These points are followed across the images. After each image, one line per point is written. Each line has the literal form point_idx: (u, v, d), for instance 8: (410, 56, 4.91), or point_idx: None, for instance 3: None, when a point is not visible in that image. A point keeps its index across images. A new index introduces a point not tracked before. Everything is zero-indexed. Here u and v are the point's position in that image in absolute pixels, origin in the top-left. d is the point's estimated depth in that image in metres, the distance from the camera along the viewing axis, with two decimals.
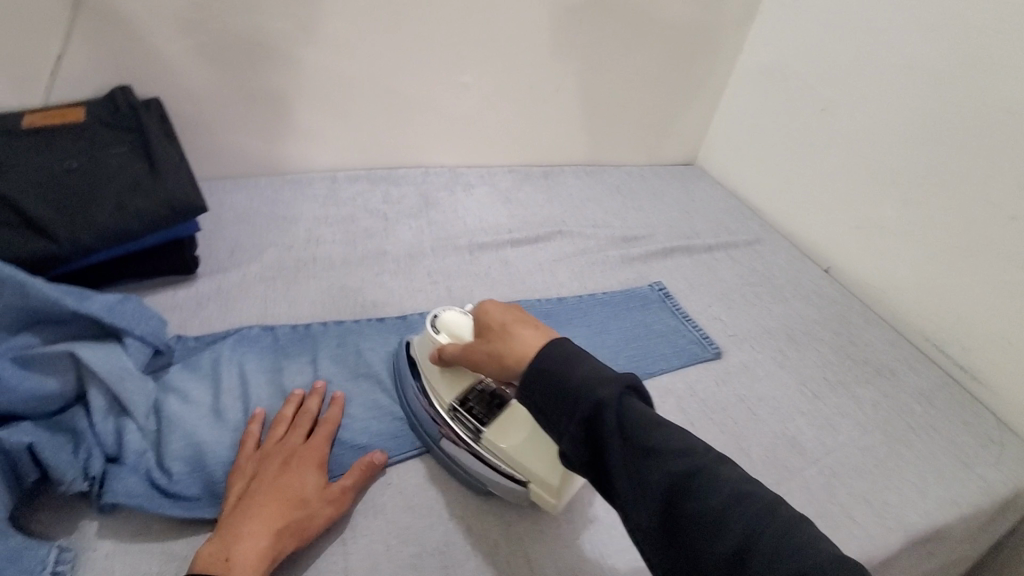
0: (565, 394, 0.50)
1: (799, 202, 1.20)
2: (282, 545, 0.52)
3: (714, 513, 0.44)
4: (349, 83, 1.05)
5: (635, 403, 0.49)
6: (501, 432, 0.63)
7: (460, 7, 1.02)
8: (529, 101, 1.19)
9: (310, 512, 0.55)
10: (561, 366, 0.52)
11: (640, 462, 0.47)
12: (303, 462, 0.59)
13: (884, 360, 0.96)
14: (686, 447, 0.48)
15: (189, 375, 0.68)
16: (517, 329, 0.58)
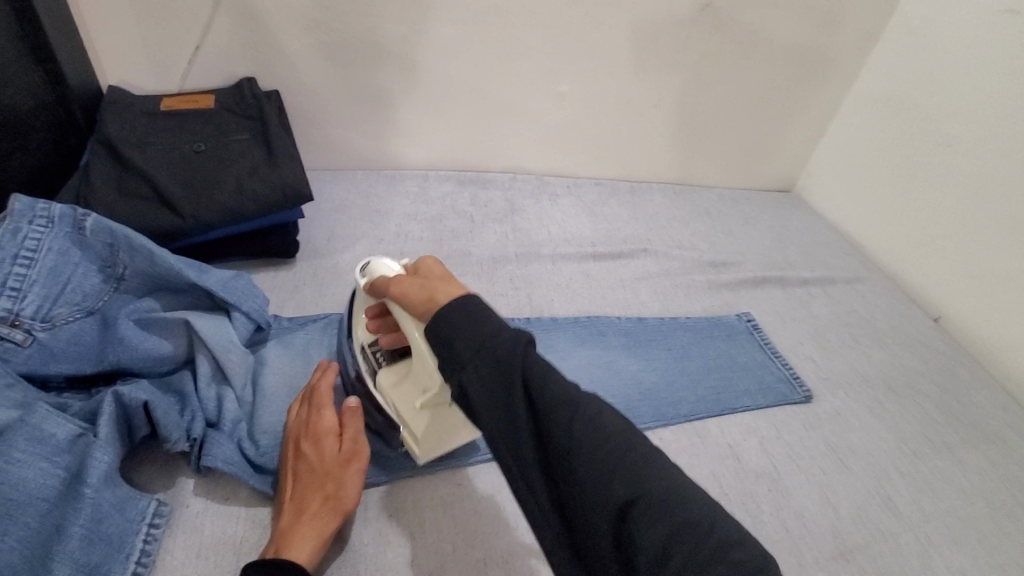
0: (477, 335, 0.45)
1: (909, 242, 1.11)
2: (324, 519, 0.54)
3: (638, 482, 0.39)
4: (449, 86, 1.07)
5: (534, 357, 0.44)
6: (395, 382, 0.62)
7: (565, 18, 1.03)
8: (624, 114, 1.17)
9: (335, 481, 0.55)
10: (473, 318, 0.46)
11: (555, 421, 0.42)
12: (312, 437, 0.57)
13: (1002, 427, 0.86)
14: (590, 403, 0.42)
15: (282, 354, 0.71)
16: (441, 283, 0.54)
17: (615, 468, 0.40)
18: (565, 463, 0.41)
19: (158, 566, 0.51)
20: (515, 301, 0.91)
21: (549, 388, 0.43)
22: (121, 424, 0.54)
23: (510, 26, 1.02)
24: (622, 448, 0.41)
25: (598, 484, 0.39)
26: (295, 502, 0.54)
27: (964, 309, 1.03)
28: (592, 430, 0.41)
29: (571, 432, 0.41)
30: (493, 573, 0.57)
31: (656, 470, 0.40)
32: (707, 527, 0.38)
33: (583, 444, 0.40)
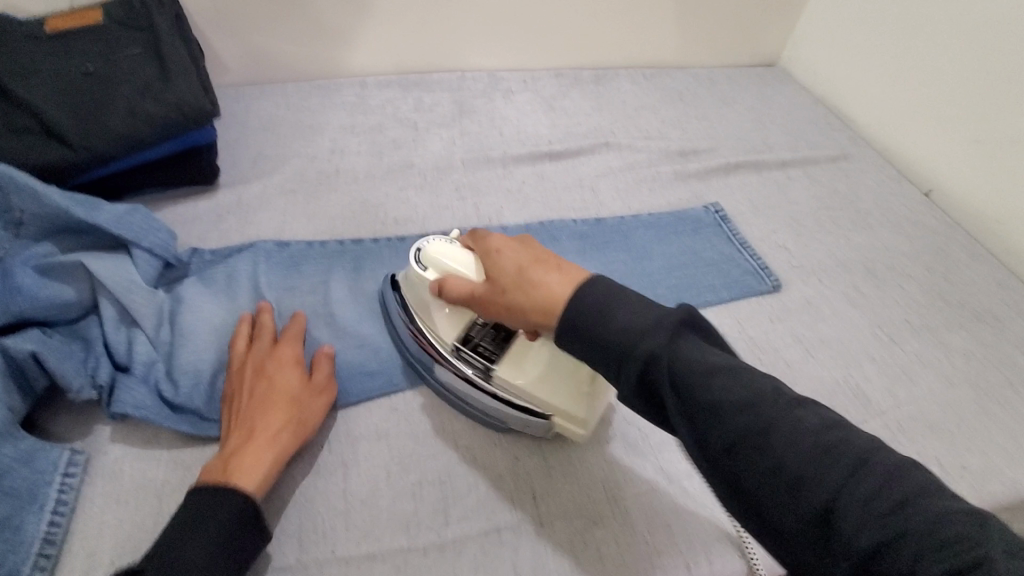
0: (614, 347, 0.44)
1: (905, 108, 0.99)
2: (283, 446, 0.52)
3: (873, 512, 0.35)
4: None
5: (690, 346, 0.43)
6: (516, 370, 0.57)
7: None
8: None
9: (301, 408, 0.55)
10: (603, 308, 0.45)
11: (739, 441, 0.40)
12: (278, 366, 0.57)
13: (990, 303, 0.80)
14: (784, 404, 0.40)
15: (203, 287, 0.66)
16: (539, 274, 0.49)
17: (805, 470, 0.38)
18: (767, 488, 0.39)
19: (77, 515, 0.50)
20: (462, 213, 0.84)
21: (722, 397, 0.41)
22: (14, 377, 0.52)
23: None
24: (849, 469, 0.37)
25: (788, 480, 0.38)
26: (250, 424, 0.52)
27: (958, 179, 0.93)
28: (792, 446, 0.39)
29: (772, 449, 0.39)
30: (429, 496, 0.55)
31: (864, 474, 0.37)
32: (966, 564, 0.33)
33: (790, 473, 0.38)
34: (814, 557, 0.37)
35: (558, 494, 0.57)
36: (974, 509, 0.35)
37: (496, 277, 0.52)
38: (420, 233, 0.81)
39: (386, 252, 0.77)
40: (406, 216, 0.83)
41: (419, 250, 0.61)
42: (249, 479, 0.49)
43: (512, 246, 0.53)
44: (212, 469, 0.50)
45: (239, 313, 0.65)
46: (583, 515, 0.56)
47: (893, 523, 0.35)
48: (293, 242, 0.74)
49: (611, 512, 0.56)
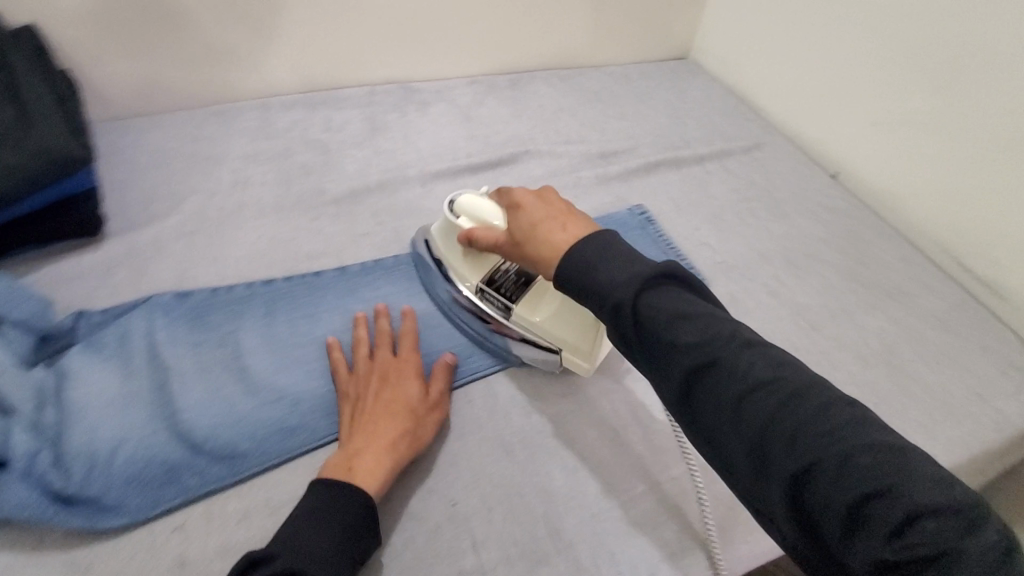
0: (600, 293, 0.46)
1: (809, 95, 1.03)
2: (398, 455, 0.54)
3: (808, 441, 0.38)
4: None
5: (666, 294, 0.45)
6: (532, 309, 0.65)
7: None
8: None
9: (417, 421, 0.57)
10: (585, 267, 0.47)
11: (700, 372, 0.42)
12: (400, 376, 0.60)
13: (898, 280, 0.84)
14: (738, 349, 0.42)
15: (90, 355, 0.60)
16: (549, 229, 0.53)
17: (746, 397, 0.40)
18: (717, 414, 0.41)
19: None
20: (381, 239, 0.80)
21: (684, 338, 0.42)
22: None
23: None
24: (795, 405, 0.39)
25: (731, 410, 0.41)
26: (371, 432, 0.55)
27: (861, 160, 0.97)
28: (741, 383, 0.41)
29: (726, 381, 0.41)
30: None
31: (813, 420, 0.38)
32: (884, 492, 0.35)
33: (741, 403, 0.41)
34: (751, 478, 0.40)
35: (498, 536, 0.55)
36: (906, 445, 0.37)
37: (513, 229, 0.57)
38: (336, 266, 0.76)
39: (302, 292, 0.71)
40: (321, 248, 0.78)
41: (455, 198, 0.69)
42: (367, 481, 0.52)
43: (531, 199, 0.57)
44: (337, 467, 0.53)
45: (132, 381, 0.59)
46: (525, 555, 0.54)
47: (824, 453, 0.37)
48: (195, 295, 0.68)
49: (554, 548, 0.54)
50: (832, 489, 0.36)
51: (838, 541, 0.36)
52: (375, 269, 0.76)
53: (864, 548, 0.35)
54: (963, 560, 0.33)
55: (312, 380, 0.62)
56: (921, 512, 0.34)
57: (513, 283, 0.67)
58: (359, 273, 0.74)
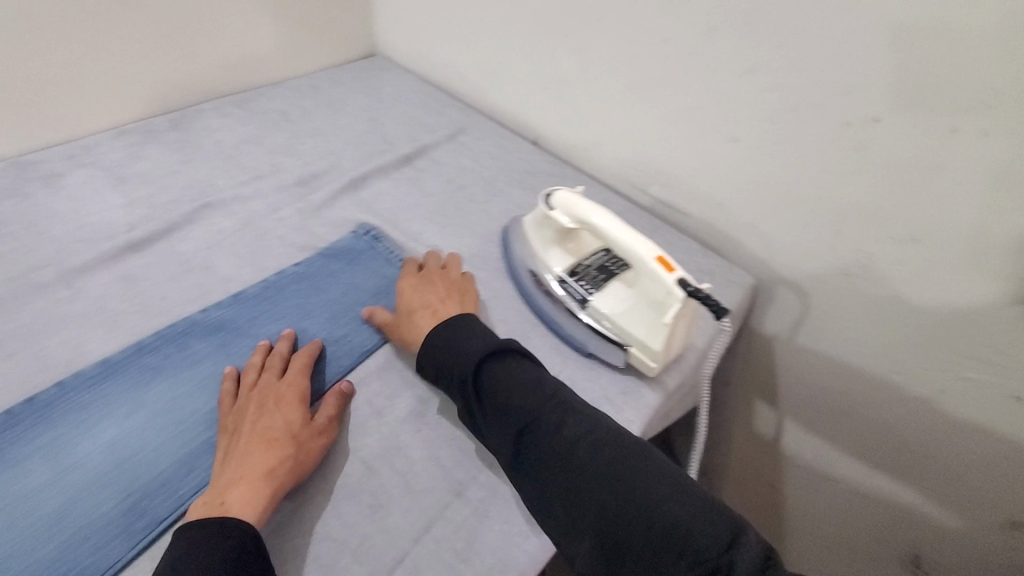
0: (456, 375, 0.50)
1: None
2: (278, 482, 0.45)
3: (616, 488, 0.43)
4: (131, 95, 0.81)
5: (515, 364, 0.50)
6: (610, 300, 0.58)
7: (290, 47, 0.96)
8: (388, 92, 0.98)
9: (300, 449, 0.47)
10: (447, 342, 0.52)
11: (526, 437, 0.46)
12: (283, 399, 0.50)
13: None
14: (555, 411, 0.47)
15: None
16: (424, 315, 0.56)
17: (584, 480, 0.43)
18: (541, 466, 0.45)
19: None
20: None
21: (519, 398, 0.47)
22: None
23: (191, 11, 0.81)
24: (606, 440, 0.46)
25: (562, 501, 0.43)
26: (244, 461, 0.45)
27: None
28: (565, 441, 0.45)
29: (553, 436, 0.46)
30: None
31: (623, 474, 0.43)
32: (664, 518, 0.41)
33: (560, 453, 0.45)
34: (571, 536, 0.42)
35: None
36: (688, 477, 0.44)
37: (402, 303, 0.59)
38: (152, 330, 0.57)
39: (80, 407, 0.50)
40: None
41: (551, 192, 0.63)
42: (243, 516, 0.42)
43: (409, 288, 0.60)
44: (208, 507, 0.43)
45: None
46: None
47: (623, 490, 0.42)
48: None
49: None
50: (626, 538, 0.41)
51: (639, 567, 0.40)
52: (205, 335, 0.56)
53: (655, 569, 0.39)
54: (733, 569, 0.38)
55: (60, 559, 0.42)
56: (692, 524, 0.40)
57: (590, 275, 0.60)
58: (182, 360, 0.54)
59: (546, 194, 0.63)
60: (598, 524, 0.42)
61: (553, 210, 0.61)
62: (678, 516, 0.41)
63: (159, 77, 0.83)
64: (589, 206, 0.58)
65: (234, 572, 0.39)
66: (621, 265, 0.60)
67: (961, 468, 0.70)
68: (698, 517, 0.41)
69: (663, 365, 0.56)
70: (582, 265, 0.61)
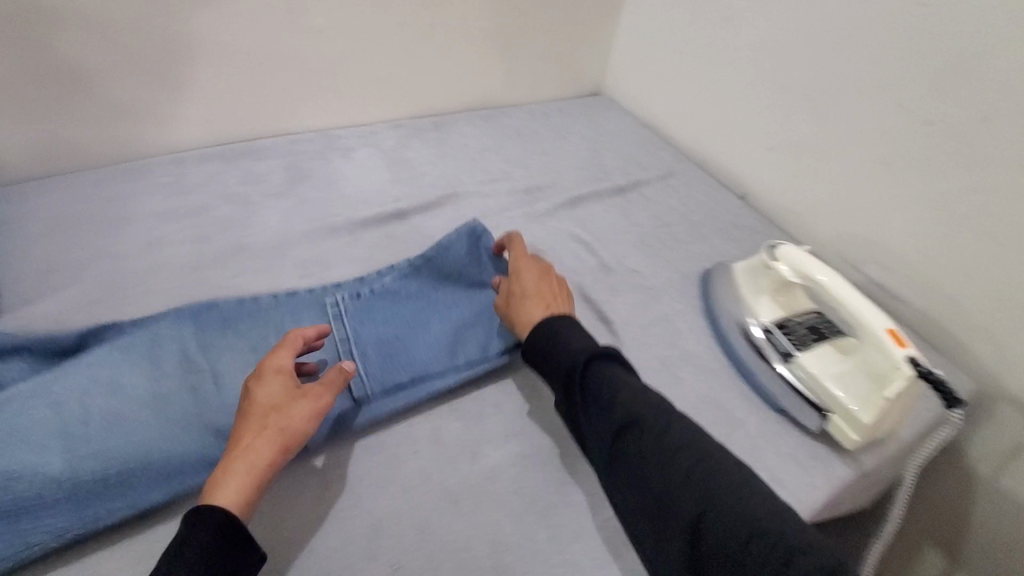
0: (561, 369, 0.52)
1: None
2: (257, 465, 0.45)
3: (704, 492, 0.44)
4: (410, 97, 0.99)
5: (607, 369, 0.52)
6: (817, 362, 0.58)
7: (536, 75, 1.09)
8: (609, 128, 1.07)
9: (291, 433, 0.47)
10: (549, 343, 0.54)
11: (626, 436, 0.48)
12: (293, 384, 0.49)
13: None
14: (660, 417, 0.49)
15: (121, 341, 0.53)
16: (530, 305, 0.59)
17: (681, 484, 0.45)
18: (638, 464, 0.47)
19: None
20: None
21: (620, 398, 0.49)
22: None
23: (475, 37, 0.97)
24: (700, 456, 0.46)
25: (658, 498, 0.45)
26: (239, 442, 0.46)
27: None
28: (662, 443, 0.47)
29: (650, 438, 0.48)
30: None
31: (720, 486, 0.44)
32: (767, 535, 0.40)
33: (659, 455, 0.47)
34: (659, 531, 0.45)
35: None
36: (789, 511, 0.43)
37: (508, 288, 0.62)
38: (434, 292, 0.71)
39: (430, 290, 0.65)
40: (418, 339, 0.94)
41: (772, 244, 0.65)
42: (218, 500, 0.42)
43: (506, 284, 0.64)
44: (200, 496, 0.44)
45: (154, 378, 0.51)
46: None
47: (725, 502, 0.43)
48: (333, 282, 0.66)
49: None
50: (723, 545, 0.41)
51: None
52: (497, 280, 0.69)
53: None
54: None
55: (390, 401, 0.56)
56: (803, 551, 0.39)
57: (800, 334, 0.61)
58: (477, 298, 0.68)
59: (771, 245, 0.65)
60: (690, 525, 0.43)
61: (774, 263, 0.63)
62: (785, 534, 0.41)
63: (434, 85, 1.00)
64: (816, 263, 0.59)
65: (223, 559, 0.41)
66: (832, 332, 0.61)
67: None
68: (806, 539, 0.40)
69: (863, 442, 0.55)
70: (791, 321, 0.62)
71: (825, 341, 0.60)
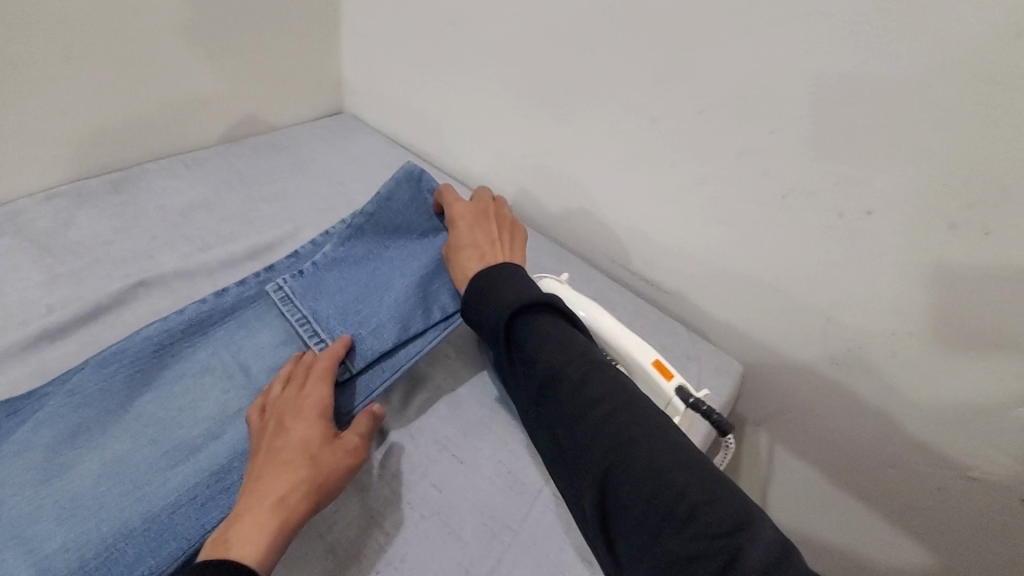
0: (494, 329, 0.52)
1: None
2: (289, 513, 0.45)
3: (621, 449, 0.44)
4: (65, 154, 0.73)
5: (544, 322, 0.51)
6: None
7: (252, 101, 0.89)
8: (356, 153, 0.93)
9: (314, 468, 0.47)
10: (485, 298, 0.54)
11: (554, 386, 0.48)
12: (302, 414, 0.50)
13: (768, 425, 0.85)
14: (586, 370, 0.48)
15: (44, 411, 0.49)
16: (468, 258, 0.61)
17: (604, 428, 0.45)
18: (563, 413, 0.47)
19: None
20: None
21: (547, 356, 0.49)
22: None
23: (143, 67, 0.74)
24: (623, 403, 0.46)
25: (579, 445, 0.45)
26: (258, 485, 0.46)
27: None
28: (591, 390, 0.47)
29: (573, 394, 0.47)
30: None
31: (635, 431, 0.44)
32: (673, 483, 0.41)
33: (584, 403, 0.47)
34: (580, 477, 0.45)
35: None
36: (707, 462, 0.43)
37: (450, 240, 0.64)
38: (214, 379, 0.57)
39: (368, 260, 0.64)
40: None
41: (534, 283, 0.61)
42: (244, 550, 0.43)
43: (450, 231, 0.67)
44: (210, 545, 0.44)
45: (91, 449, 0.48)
46: None
47: (641, 450, 0.43)
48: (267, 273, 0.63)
49: None
50: (631, 487, 0.42)
51: (646, 520, 0.41)
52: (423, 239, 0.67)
53: (658, 532, 0.40)
54: (743, 554, 0.37)
55: (374, 377, 0.57)
56: (705, 499, 0.40)
57: None
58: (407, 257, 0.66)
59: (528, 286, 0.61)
60: (604, 470, 0.43)
61: None
62: (691, 481, 0.41)
63: (101, 134, 0.75)
64: (573, 301, 0.57)
65: None
66: (606, 367, 0.56)
67: (952, 556, 0.70)
68: (708, 487, 0.41)
69: None
70: None
71: None
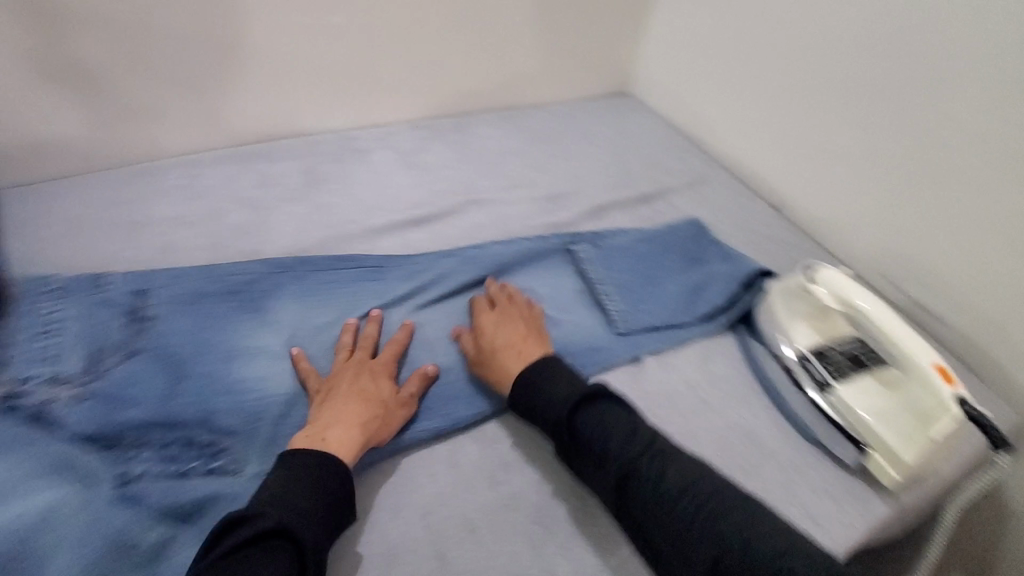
0: (559, 414, 0.52)
1: None
2: (367, 436, 0.51)
3: (728, 552, 0.44)
4: (431, 96, 0.96)
5: (595, 409, 0.52)
6: (857, 392, 0.57)
7: (561, 75, 1.05)
8: (636, 130, 1.03)
9: (387, 417, 0.53)
10: (529, 386, 0.55)
11: (628, 484, 0.49)
12: (376, 372, 0.56)
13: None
14: (651, 458, 0.49)
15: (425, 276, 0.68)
16: (508, 357, 0.58)
17: (696, 525, 0.46)
18: (647, 513, 0.47)
19: None
20: None
21: (613, 449, 0.49)
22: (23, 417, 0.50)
23: (500, 35, 0.94)
24: (717, 496, 0.47)
25: (673, 546, 0.46)
26: (344, 411, 0.52)
27: None
28: (674, 484, 0.48)
29: (650, 491, 0.48)
30: None
31: (737, 528, 0.45)
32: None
33: (667, 501, 0.47)
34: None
35: None
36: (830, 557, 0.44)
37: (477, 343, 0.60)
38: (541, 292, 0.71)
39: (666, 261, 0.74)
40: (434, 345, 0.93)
41: (812, 264, 0.65)
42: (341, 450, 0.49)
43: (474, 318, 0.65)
44: (308, 435, 0.50)
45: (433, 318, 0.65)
46: None
47: (745, 550, 0.44)
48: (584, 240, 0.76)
49: None
50: None
51: None
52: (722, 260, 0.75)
53: None
54: None
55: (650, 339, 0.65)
56: None
57: (840, 361, 0.60)
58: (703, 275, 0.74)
59: (805, 266, 0.65)
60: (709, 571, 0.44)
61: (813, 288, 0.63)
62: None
63: (456, 86, 0.97)
64: (861, 290, 0.60)
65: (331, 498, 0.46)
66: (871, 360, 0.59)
67: None
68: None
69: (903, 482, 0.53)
70: (830, 348, 0.61)
71: (863, 368, 0.59)
